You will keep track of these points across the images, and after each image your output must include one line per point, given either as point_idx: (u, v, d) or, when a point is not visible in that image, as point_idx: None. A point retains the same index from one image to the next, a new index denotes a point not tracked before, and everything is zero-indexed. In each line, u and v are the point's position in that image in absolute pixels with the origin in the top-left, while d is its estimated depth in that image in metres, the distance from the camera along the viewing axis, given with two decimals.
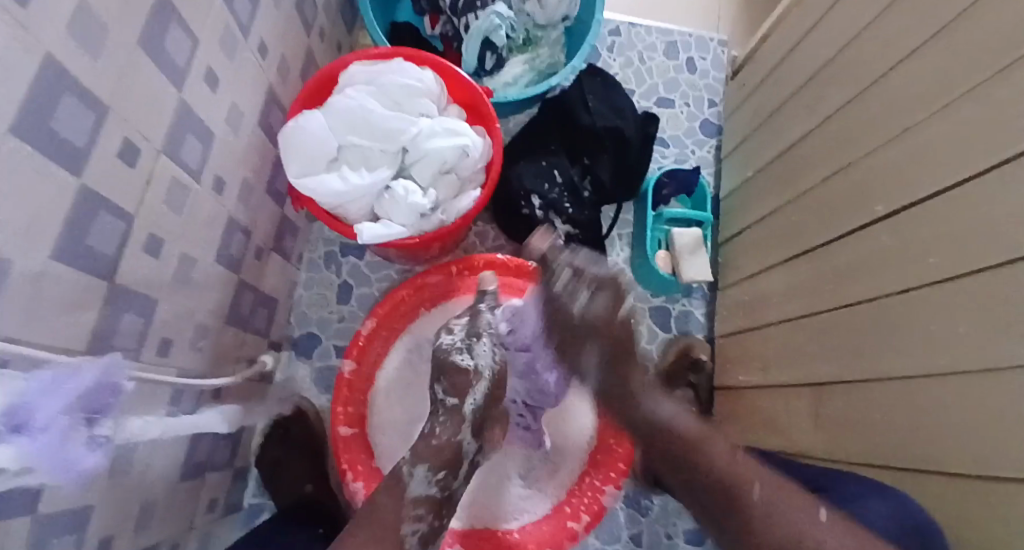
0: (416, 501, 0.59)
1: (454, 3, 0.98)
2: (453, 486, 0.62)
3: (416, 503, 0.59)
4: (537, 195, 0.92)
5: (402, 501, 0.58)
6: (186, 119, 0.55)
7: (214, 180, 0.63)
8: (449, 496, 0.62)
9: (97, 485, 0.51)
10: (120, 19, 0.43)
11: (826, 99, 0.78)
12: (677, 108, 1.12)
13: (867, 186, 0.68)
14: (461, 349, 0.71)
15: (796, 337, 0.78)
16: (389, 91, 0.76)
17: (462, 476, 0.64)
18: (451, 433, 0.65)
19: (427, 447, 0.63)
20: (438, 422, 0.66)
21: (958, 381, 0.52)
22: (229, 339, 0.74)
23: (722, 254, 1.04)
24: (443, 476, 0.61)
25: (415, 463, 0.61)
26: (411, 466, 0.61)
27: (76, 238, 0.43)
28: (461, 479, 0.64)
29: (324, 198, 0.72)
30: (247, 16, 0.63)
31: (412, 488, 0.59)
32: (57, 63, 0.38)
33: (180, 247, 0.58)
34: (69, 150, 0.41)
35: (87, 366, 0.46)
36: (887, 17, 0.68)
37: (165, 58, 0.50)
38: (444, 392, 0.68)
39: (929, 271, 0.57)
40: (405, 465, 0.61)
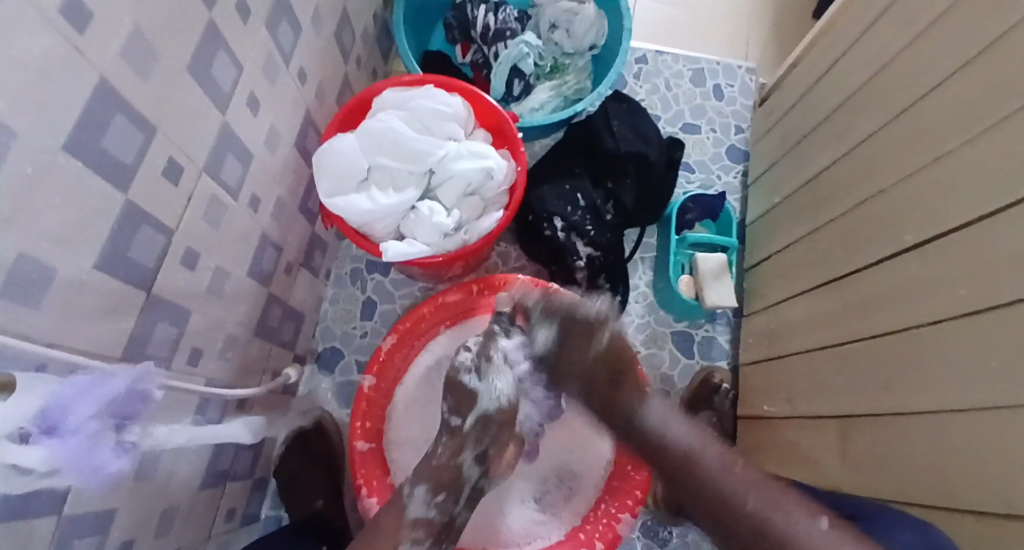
0: (414, 524, 0.62)
1: (485, 32, 1.01)
2: (454, 512, 0.65)
3: (414, 524, 0.62)
4: (559, 217, 0.92)
5: (400, 522, 0.62)
6: (228, 140, 0.58)
7: (250, 198, 0.65)
8: (450, 522, 0.65)
9: (123, 488, 0.53)
10: (169, 46, 0.46)
11: (855, 127, 0.78)
12: (702, 134, 1.12)
13: (896, 215, 0.67)
14: (472, 369, 0.70)
15: (822, 367, 0.76)
16: (419, 115, 0.78)
17: (464, 499, 0.66)
18: (451, 455, 0.67)
19: (431, 467, 0.66)
20: (441, 443, 0.68)
21: (990, 418, 0.50)
22: (256, 351, 0.76)
23: (747, 281, 1.03)
24: (442, 500, 0.64)
25: (415, 484, 0.64)
26: (411, 487, 0.64)
27: (118, 250, 0.46)
28: (464, 504, 0.66)
29: (352, 216, 0.74)
30: (289, 44, 0.66)
31: (411, 510, 0.63)
32: (108, 85, 0.41)
33: (215, 261, 0.61)
34: (116, 167, 0.43)
35: (120, 373, 0.47)
36: (918, 47, 0.68)
37: (211, 85, 0.53)
38: (450, 411, 0.69)
39: (961, 304, 0.55)
40: (404, 485, 0.65)
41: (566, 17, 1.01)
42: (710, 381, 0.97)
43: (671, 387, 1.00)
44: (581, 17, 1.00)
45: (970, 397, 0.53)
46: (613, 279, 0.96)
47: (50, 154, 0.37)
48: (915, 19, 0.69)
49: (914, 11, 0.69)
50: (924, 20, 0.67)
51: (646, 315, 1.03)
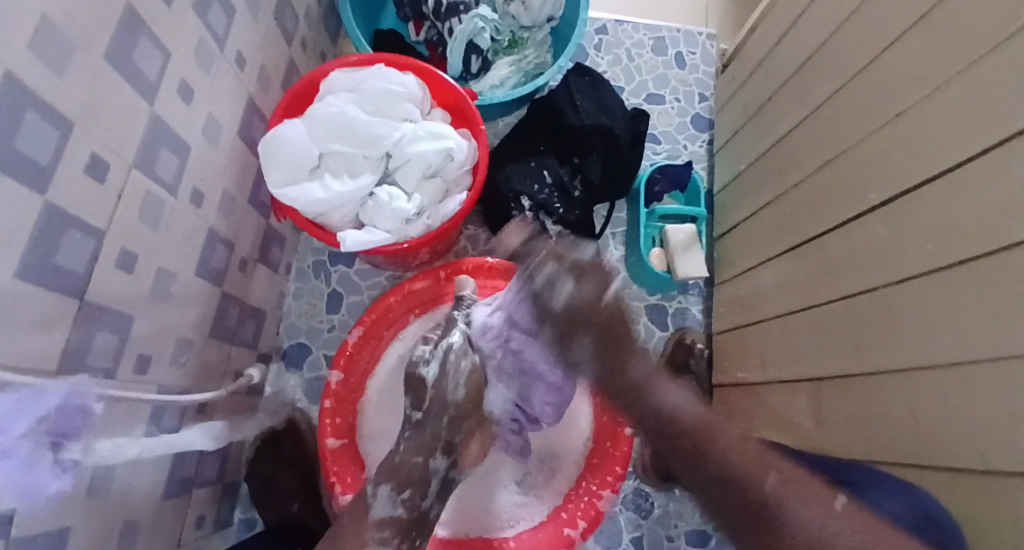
0: (380, 524, 0.60)
1: (437, 7, 0.97)
2: (423, 508, 0.63)
3: (380, 525, 0.60)
4: (527, 196, 0.90)
5: (364, 521, 0.60)
6: (160, 133, 0.54)
7: (192, 193, 0.61)
8: (418, 518, 0.63)
9: (75, 507, 0.50)
10: (85, 33, 0.42)
11: (816, 89, 0.77)
12: (667, 104, 1.10)
13: (860, 175, 0.66)
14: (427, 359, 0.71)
15: (794, 334, 0.76)
16: (370, 96, 0.74)
17: (433, 493, 0.65)
18: (414, 453, 0.65)
19: (393, 466, 0.64)
20: (404, 439, 0.67)
21: (959, 376, 0.51)
22: (215, 353, 0.73)
23: (716, 250, 1.03)
24: (408, 496, 0.62)
25: (378, 483, 0.63)
26: (376, 486, 0.63)
27: (41, 257, 0.42)
28: (433, 498, 0.65)
29: (306, 207, 0.70)
30: (223, 27, 0.62)
31: (376, 510, 0.61)
32: (17, 81, 0.37)
33: (158, 261, 0.57)
34: (32, 168, 0.40)
35: (54, 389, 0.44)
36: (876, 0, 0.66)
37: (136, 74, 0.49)
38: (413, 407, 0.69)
39: (928, 263, 0.55)
40: (368, 484, 0.63)
41: None
42: (684, 344, 0.99)
43: None
44: None
45: (937, 354, 0.53)
46: None
47: None
48: None
49: None
50: None
51: (618, 291, 1.02)
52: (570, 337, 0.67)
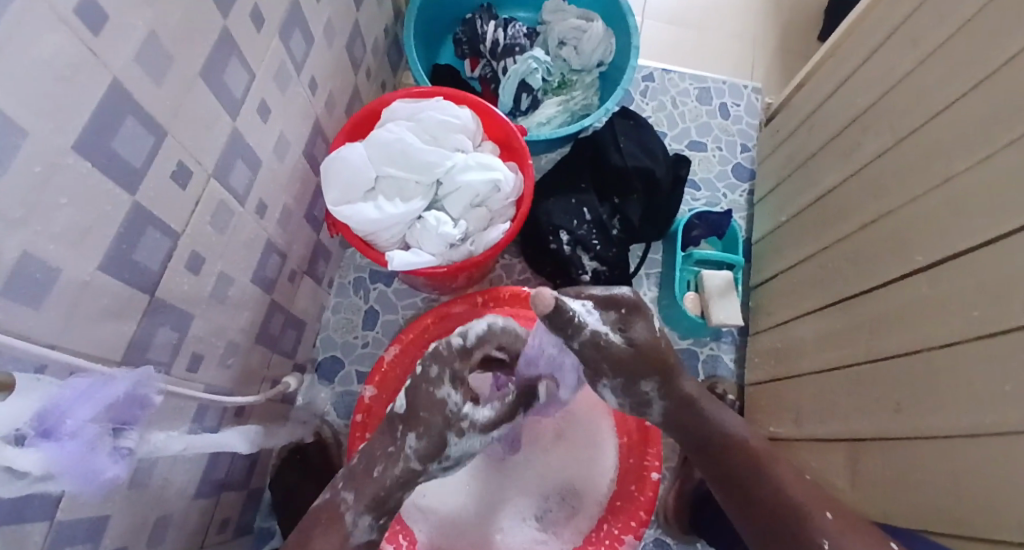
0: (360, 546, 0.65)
1: (494, 46, 1.03)
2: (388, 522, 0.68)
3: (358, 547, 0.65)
4: (565, 231, 0.93)
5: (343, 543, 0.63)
6: (237, 146, 0.58)
7: (257, 204, 0.65)
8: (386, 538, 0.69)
9: (118, 494, 0.52)
10: (183, 49, 0.46)
11: (863, 146, 0.78)
12: (709, 152, 1.12)
13: (906, 234, 0.66)
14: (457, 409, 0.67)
15: (831, 389, 0.75)
16: (427, 126, 0.78)
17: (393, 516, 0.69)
18: (398, 488, 0.66)
19: (375, 495, 0.65)
20: (386, 470, 0.66)
21: (1002, 444, 0.49)
22: (257, 358, 0.75)
23: (752, 299, 1.03)
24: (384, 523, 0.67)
25: (359, 514, 0.64)
26: (355, 514, 0.64)
27: (123, 250, 0.45)
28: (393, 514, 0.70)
29: (358, 225, 0.74)
30: (301, 53, 0.67)
31: (356, 535, 0.65)
32: (121, 87, 0.41)
33: (220, 265, 0.61)
34: (125, 168, 0.43)
35: (120, 377, 0.47)
36: (927, 65, 0.68)
37: (223, 91, 0.53)
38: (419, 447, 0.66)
39: (973, 326, 0.55)
40: (350, 511, 0.64)
41: (574, 34, 1.03)
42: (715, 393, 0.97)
43: None
44: (589, 34, 1.02)
45: (980, 420, 0.52)
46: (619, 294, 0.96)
47: (60, 153, 0.37)
48: (925, 37, 0.69)
49: (923, 28, 0.70)
50: (933, 38, 0.68)
51: None
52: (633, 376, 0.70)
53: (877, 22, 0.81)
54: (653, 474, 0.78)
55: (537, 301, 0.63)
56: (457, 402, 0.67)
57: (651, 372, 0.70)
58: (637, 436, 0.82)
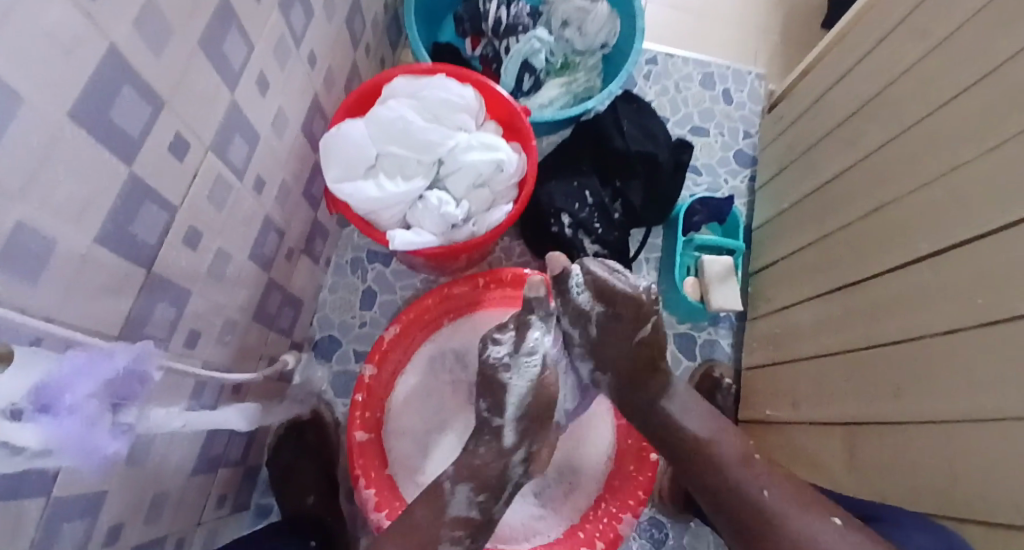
0: (454, 523, 0.64)
1: (496, 25, 1.01)
2: (494, 512, 0.67)
3: (454, 524, 0.64)
4: (567, 213, 0.92)
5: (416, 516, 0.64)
6: (236, 120, 0.57)
7: (255, 180, 0.64)
8: (488, 520, 0.66)
9: (116, 471, 0.51)
10: (183, 19, 0.45)
11: (867, 134, 0.78)
12: (710, 137, 1.12)
13: (909, 222, 0.66)
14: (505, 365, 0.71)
15: (828, 375, 0.76)
16: (429, 103, 0.77)
17: (505, 498, 0.69)
18: (493, 458, 0.68)
19: (470, 468, 0.67)
20: (482, 443, 0.69)
21: (1003, 433, 0.50)
22: (254, 337, 0.74)
23: (751, 285, 1.03)
24: (484, 499, 0.66)
25: (457, 483, 0.65)
26: (454, 484, 0.65)
27: (120, 224, 0.44)
28: (503, 502, 0.68)
29: (359, 203, 0.73)
30: (301, 26, 0.65)
31: (453, 509, 0.64)
32: (119, 55, 0.39)
33: (218, 242, 0.59)
34: (123, 139, 0.42)
35: (121, 352, 0.46)
36: (938, 52, 0.67)
37: (222, 62, 0.52)
38: (490, 411, 0.71)
39: (973, 316, 0.55)
40: (447, 483, 0.65)
41: (579, 14, 1.01)
42: (713, 376, 0.97)
43: None
44: (594, 15, 1.00)
45: (978, 407, 0.53)
46: None
47: (56, 122, 0.35)
48: (933, 26, 0.69)
49: (932, 18, 0.69)
50: (944, 25, 0.67)
51: None
52: (613, 319, 0.70)
53: (887, 10, 0.80)
54: (652, 454, 0.78)
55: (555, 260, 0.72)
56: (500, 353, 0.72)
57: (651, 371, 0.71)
58: None
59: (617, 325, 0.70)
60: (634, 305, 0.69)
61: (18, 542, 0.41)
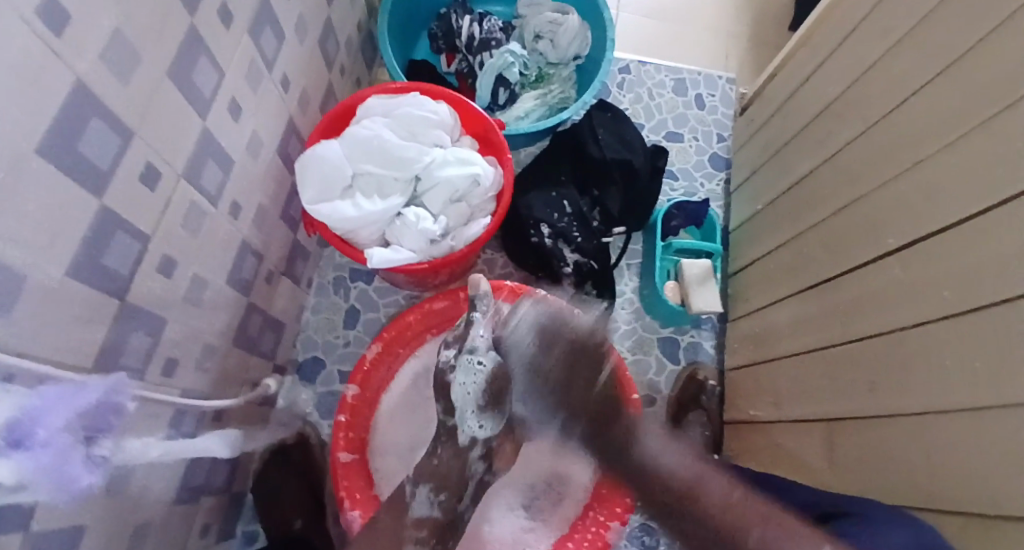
0: (417, 524, 0.64)
1: (470, 41, 1.03)
2: (458, 509, 0.66)
3: (417, 524, 0.64)
4: (546, 224, 0.93)
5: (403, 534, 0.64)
6: (208, 147, 0.57)
7: (231, 205, 0.64)
8: (454, 520, 0.65)
9: (95, 503, 0.51)
10: (151, 50, 0.45)
11: (835, 133, 0.80)
12: (685, 142, 1.13)
13: (877, 218, 0.68)
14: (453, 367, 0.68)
15: (808, 372, 0.77)
16: (404, 122, 0.78)
17: (468, 496, 0.67)
18: (451, 458, 0.66)
19: (429, 469, 0.66)
20: (440, 445, 0.68)
21: (976, 421, 0.51)
22: (235, 361, 0.74)
23: (731, 286, 1.04)
24: (444, 499, 0.65)
25: (417, 484, 0.66)
26: (415, 486, 0.66)
27: (92, 256, 0.44)
28: (468, 501, 0.67)
29: (335, 223, 0.73)
30: (273, 51, 0.66)
31: (415, 510, 0.65)
32: (85, 87, 0.39)
33: (193, 268, 0.59)
34: (92, 171, 0.42)
35: (92, 384, 0.46)
36: (897, 51, 0.70)
37: (192, 90, 0.52)
38: (446, 414, 0.68)
39: (942, 307, 0.56)
40: (408, 485, 0.66)
41: (550, 27, 1.03)
42: (696, 379, 0.99)
43: (658, 393, 0.99)
44: (565, 28, 1.02)
45: (952, 398, 0.54)
46: (600, 286, 0.96)
47: (23, 157, 0.35)
48: (895, 26, 0.71)
49: (892, 18, 0.72)
50: (902, 26, 0.70)
51: (632, 321, 1.03)
52: (575, 367, 0.73)
53: (848, 11, 0.82)
54: None
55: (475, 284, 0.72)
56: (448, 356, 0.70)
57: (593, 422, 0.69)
58: None
59: (584, 367, 0.73)
60: (591, 351, 0.76)
61: None
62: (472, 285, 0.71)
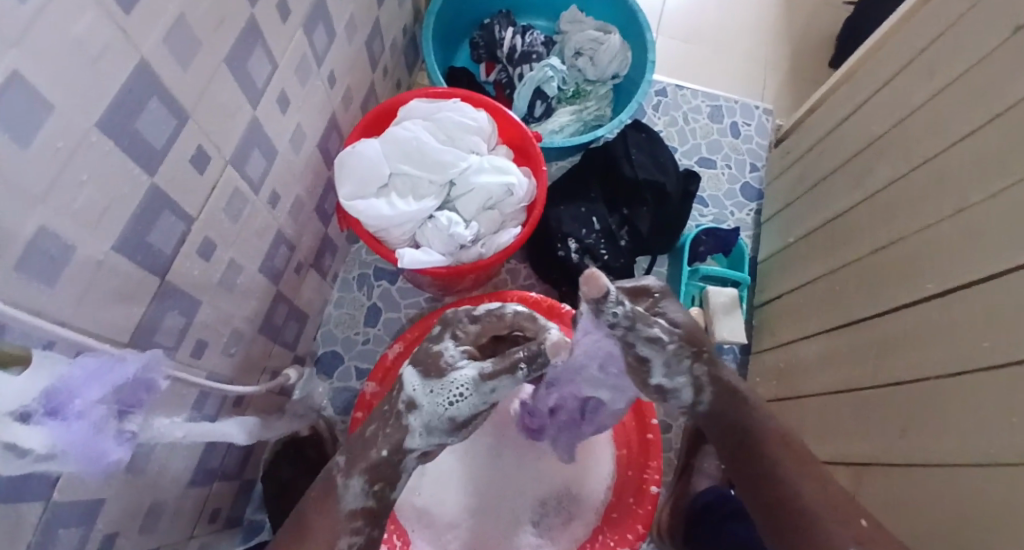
0: (349, 517, 0.61)
1: (511, 53, 1.04)
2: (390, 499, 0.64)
3: (349, 518, 0.61)
4: (574, 239, 0.93)
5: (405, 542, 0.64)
6: (255, 136, 0.58)
7: (270, 195, 0.65)
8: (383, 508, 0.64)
9: (114, 478, 0.51)
10: (210, 38, 0.46)
11: (874, 172, 0.79)
12: (718, 169, 1.13)
13: (914, 262, 0.67)
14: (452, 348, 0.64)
15: (834, 413, 0.76)
16: (443, 126, 0.78)
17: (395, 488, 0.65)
18: (389, 450, 0.62)
19: (372, 463, 0.61)
20: (383, 433, 0.62)
21: (1004, 475, 0.50)
22: (258, 349, 0.75)
23: (757, 317, 1.03)
24: (378, 490, 0.62)
25: (351, 477, 0.61)
26: (348, 477, 0.61)
27: (139, 232, 0.45)
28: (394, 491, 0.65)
29: (369, 221, 0.74)
30: (323, 47, 0.67)
31: (347, 503, 0.61)
32: (147, 69, 0.40)
33: (230, 253, 0.60)
34: (147, 151, 0.43)
35: (130, 359, 0.47)
36: (943, 95, 0.69)
37: (246, 79, 0.53)
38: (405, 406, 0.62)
39: (976, 358, 0.55)
40: (340, 475, 0.61)
41: (591, 45, 1.04)
42: None
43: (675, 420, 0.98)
44: (606, 46, 1.03)
45: (980, 452, 0.53)
46: None
47: (84, 131, 0.36)
48: (943, 68, 0.70)
49: (941, 60, 0.71)
50: (949, 70, 0.69)
51: None
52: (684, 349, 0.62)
53: (896, 50, 0.82)
54: (652, 487, 0.77)
55: (591, 282, 0.54)
56: (454, 354, 0.63)
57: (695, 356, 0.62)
58: (638, 447, 0.81)
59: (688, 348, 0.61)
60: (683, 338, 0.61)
61: (14, 545, 0.41)
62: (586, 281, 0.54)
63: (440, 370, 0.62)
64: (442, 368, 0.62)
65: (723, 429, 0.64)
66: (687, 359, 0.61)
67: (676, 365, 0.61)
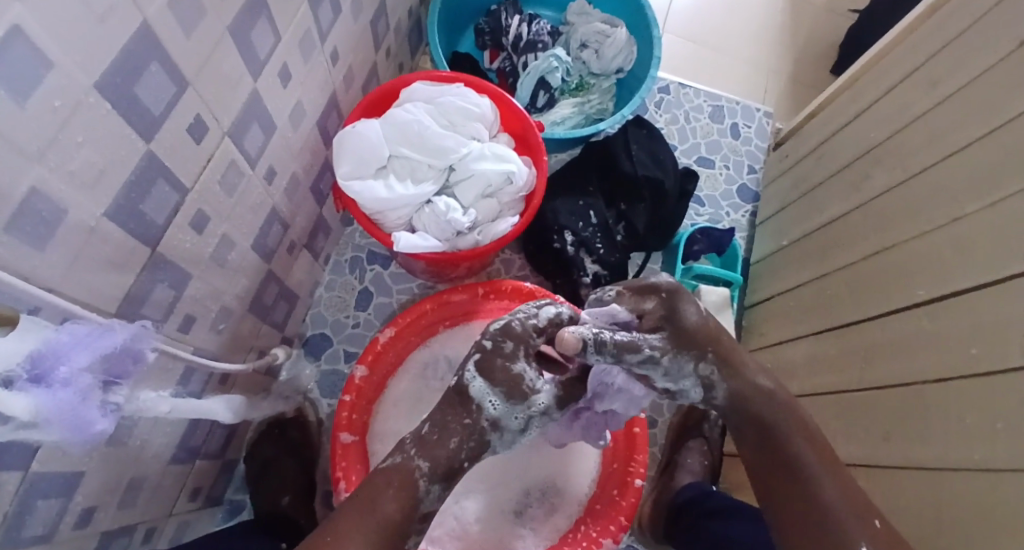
0: (423, 518, 0.58)
1: (517, 41, 1.03)
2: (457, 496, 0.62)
3: (422, 519, 0.58)
4: (570, 231, 0.92)
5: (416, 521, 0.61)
6: (255, 109, 0.57)
7: (267, 170, 0.64)
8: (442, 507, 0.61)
9: (96, 451, 0.50)
10: (216, 4, 0.45)
11: (871, 179, 0.80)
12: (715, 170, 1.13)
13: (907, 269, 0.68)
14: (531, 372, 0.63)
15: (820, 416, 0.76)
16: (445, 110, 0.78)
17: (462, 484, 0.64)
18: (467, 454, 0.61)
19: (447, 459, 0.59)
20: (462, 442, 0.60)
21: (984, 482, 0.51)
22: (247, 327, 0.74)
23: (746, 318, 1.04)
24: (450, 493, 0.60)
25: (433, 481, 0.58)
26: (429, 482, 0.58)
27: (132, 200, 0.44)
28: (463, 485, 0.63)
29: (366, 202, 0.73)
30: (328, 23, 0.66)
31: (425, 505, 0.58)
32: (150, 31, 0.39)
33: (224, 228, 0.59)
34: (145, 116, 0.42)
35: (119, 328, 0.46)
36: (944, 105, 0.70)
37: (249, 50, 0.52)
38: (489, 426, 0.61)
39: (964, 365, 0.56)
40: (421, 479, 0.57)
41: (597, 38, 1.04)
42: (699, 407, 0.95)
43: (660, 415, 1.00)
44: (611, 40, 1.02)
45: (964, 458, 0.53)
46: None
47: (83, 91, 0.35)
48: (945, 78, 0.71)
49: (944, 70, 0.72)
50: (952, 80, 0.70)
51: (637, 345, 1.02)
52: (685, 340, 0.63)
53: (901, 58, 0.82)
54: (636, 479, 0.78)
55: (567, 345, 0.59)
56: (533, 376, 0.63)
57: (706, 347, 0.63)
58: (623, 440, 0.82)
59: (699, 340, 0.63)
60: (698, 330, 0.64)
61: None
62: (567, 342, 0.59)
63: (525, 391, 0.61)
64: (526, 390, 0.62)
65: (746, 422, 0.63)
66: (689, 362, 0.63)
67: (676, 371, 0.63)
